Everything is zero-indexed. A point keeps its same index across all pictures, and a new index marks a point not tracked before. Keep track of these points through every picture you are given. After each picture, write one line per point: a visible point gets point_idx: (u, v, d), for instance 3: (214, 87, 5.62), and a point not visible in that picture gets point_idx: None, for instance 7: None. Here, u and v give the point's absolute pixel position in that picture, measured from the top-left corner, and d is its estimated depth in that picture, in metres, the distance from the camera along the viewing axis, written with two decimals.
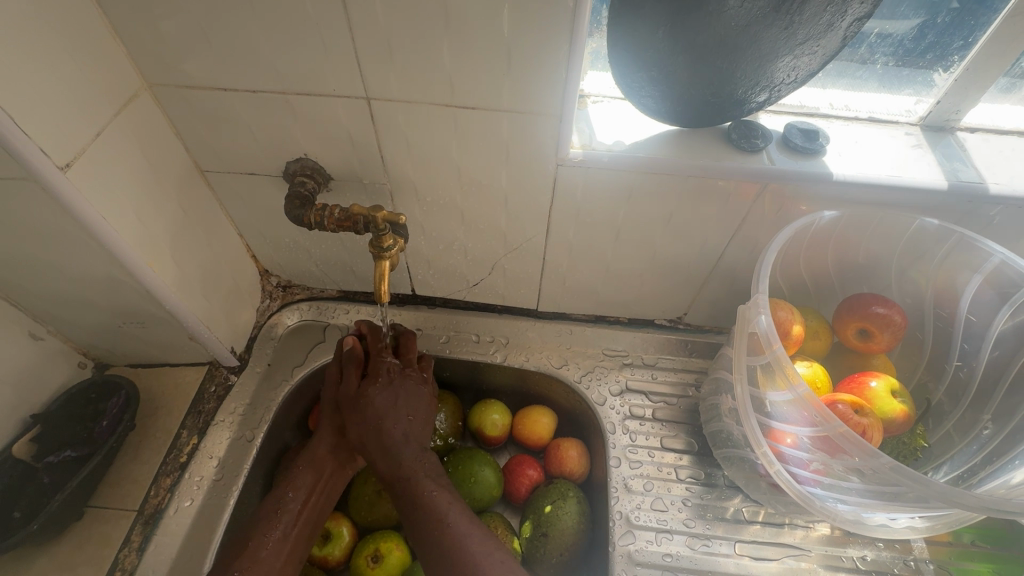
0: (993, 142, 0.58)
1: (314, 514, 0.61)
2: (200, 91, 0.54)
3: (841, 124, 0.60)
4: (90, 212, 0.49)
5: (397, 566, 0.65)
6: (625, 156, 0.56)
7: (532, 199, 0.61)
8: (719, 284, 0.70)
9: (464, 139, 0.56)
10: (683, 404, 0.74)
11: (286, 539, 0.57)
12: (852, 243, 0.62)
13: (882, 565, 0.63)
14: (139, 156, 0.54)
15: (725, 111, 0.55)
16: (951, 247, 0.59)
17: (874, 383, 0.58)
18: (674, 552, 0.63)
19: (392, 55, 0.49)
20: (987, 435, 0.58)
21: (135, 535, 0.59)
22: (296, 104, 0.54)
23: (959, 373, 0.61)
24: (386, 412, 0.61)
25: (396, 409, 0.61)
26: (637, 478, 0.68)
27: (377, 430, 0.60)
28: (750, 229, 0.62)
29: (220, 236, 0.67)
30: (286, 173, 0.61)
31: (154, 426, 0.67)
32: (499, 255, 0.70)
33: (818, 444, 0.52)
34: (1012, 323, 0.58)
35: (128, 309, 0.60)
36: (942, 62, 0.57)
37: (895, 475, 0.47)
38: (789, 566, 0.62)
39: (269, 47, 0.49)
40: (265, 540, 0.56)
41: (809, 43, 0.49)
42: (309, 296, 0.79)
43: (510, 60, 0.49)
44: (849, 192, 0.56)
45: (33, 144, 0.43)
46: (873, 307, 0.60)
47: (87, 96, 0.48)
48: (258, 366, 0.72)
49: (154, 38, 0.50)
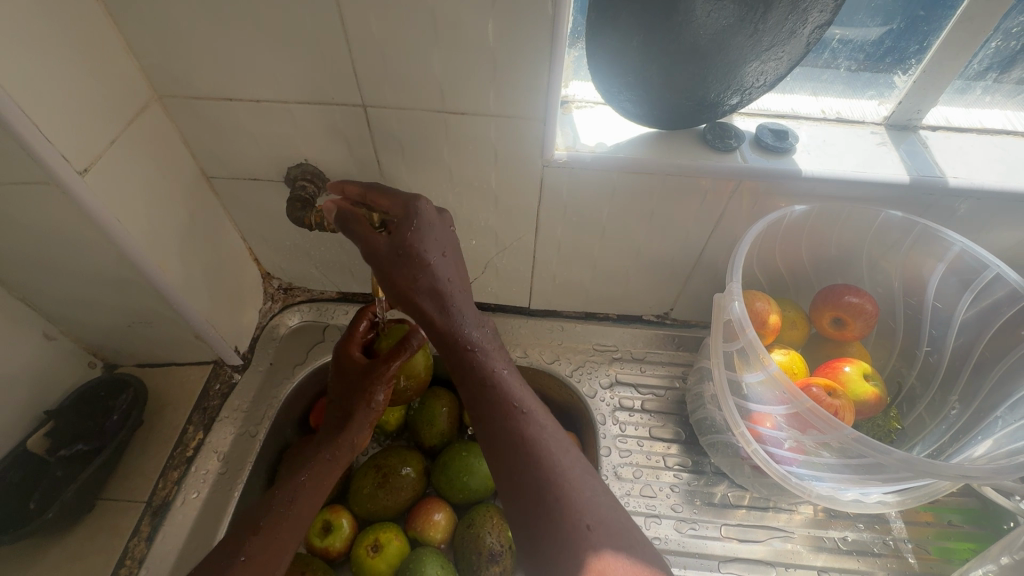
0: (953, 139, 0.62)
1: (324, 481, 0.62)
2: (208, 102, 0.57)
3: (810, 124, 0.64)
4: (106, 215, 0.52)
5: (396, 555, 0.68)
6: (606, 157, 0.59)
7: (519, 200, 0.65)
8: (702, 278, 0.74)
9: (455, 144, 0.59)
10: (671, 395, 0.77)
11: (295, 518, 0.58)
12: (824, 236, 0.65)
13: (862, 545, 0.65)
14: (149, 161, 0.57)
15: (700, 112, 0.59)
16: (916, 237, 0.62)
17: (847, 367, 0.60)
18: (663, 535, 0.65)
19: (387, 66, 0.53)
20: (954, 415, 0.61)
21: (144, 526, 0.62)
22: (298, 113, 0.58)
23: (928, 358, 0.65)
24: (433, 259, 0.54)
25: (440, 250, 0.55)
26: (626, 466, 0.71)
27: (450, 272, 0.55)
28: (728, 224, 0.66)
29: (223, 240, 0.70)
30: (287, 178, 0.64)
31: (161, 422, 0.69)
32: (491, 255, 0.73)
33: (791, 422, 0.54)
34: (972, 309, 0.61)
35: (138, 309, 0.63)
36: (901, 65, 0.61)
37: (860, 447, 0.50)
38: (774, 547, 0.65)
39: (272, 58, 0.53)
40: (277, 525, 0.57)
41: (775, 50, 0.53)
42: (310, 297, 0.82)
43: (496, 69, 0.52)
44: (818, 187, 0.60)
45: (55, 151, 0.46)
46: (846, 296, 0.64)
47: (104, 105, 0.51)
48: (261, 365, 0.76)
49: (166, 52, 0.53)
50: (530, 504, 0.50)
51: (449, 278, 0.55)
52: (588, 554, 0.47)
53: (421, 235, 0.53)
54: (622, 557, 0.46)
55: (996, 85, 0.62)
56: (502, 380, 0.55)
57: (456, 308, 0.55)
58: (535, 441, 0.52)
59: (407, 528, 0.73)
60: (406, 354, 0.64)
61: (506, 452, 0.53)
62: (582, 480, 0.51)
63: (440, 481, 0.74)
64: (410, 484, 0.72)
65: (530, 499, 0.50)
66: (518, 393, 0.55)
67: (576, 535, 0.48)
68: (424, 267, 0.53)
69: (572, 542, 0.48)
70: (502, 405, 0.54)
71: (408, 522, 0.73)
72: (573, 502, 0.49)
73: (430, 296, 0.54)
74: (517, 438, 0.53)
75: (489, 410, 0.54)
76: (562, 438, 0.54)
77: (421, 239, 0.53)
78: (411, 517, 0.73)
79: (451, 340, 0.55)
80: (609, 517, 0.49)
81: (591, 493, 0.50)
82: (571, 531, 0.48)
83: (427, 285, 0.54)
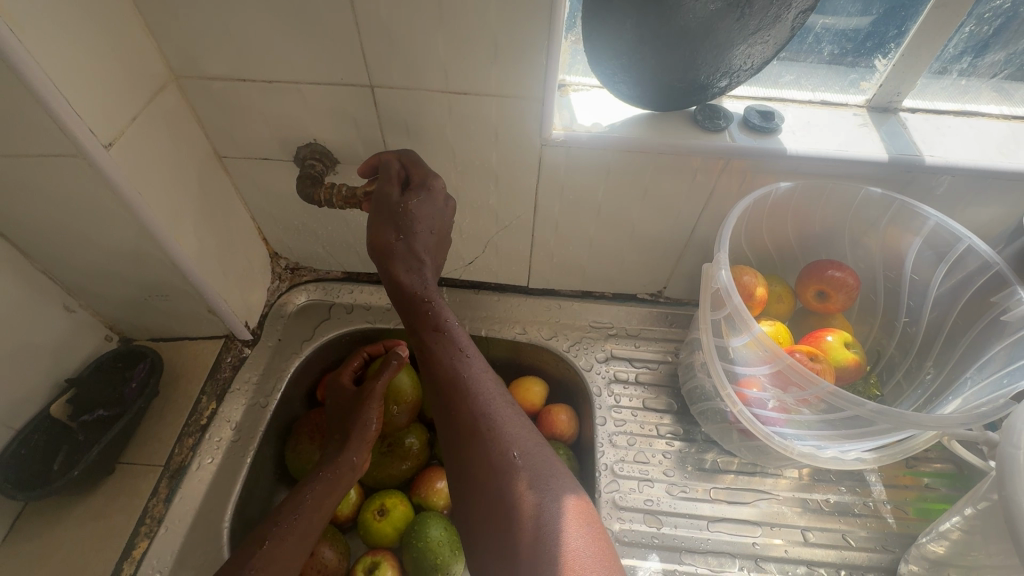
0: (930, 121, 0.65)
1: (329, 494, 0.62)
2: (222, 82, 0.60)
3: (795, 106, 0.67)
4: (129, 188, 0.55)
5: (401, 519, 0.71)
6: (602, 136, 0.62)
7: (519, 178, 0.68)
8: (693, 256, 0.77)
9: (458, 123, 0.62)
10: (664, 369, 0.80)
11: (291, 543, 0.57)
12: (808, 213, 0.68)
13: (844, 507, 0.69)
14: (167, 139, 0.60)
15: (691, 94, 0.62)
16: (894, 213, 0.65)
17: (830, 337, 0.64)
18: (655, 497, 0.69)
19: (394, 48, 0.56)
20: (929, 379, 0.65)
21: (163, 488, 0.65)
22: (308, 93, 0.61)
23: (907, 328, 0.68)
24: (419, 227, 0.60)
25: (431, 220, 0.60)
26: (621, 434, 0.74)
27: (432, 242, 0.61)
28: (718, 202, 0.69)
29: (235, 219, 0.73)
30: (296, 157, 0.67)
31: (176, 392, 0.72)
32: (492, 233, 0.76)
33: (773, 381, 0.58)
34: (948, 281, 0.64)
35: (155, 282, 0.66)
36: (881, 50, 0.64)
37: (835, 400, 0.53)
38: (760, 509, 0.68)
39: (285, 40, 0.56)
40: (272, 548, 0.56)
41: (761, 33, 0.56)
42: (316, 277, 0.85)
43: (497, 51, 0.55)
44: (802, 165, 0.63)
45: (84, 125, 0.49)
46: (830, 270, 0.67)
47: (127, 83, 0.54)
48: (270, 340, 0.79)
49: (183, 34, 0.56)
50: (466, 441, 0.57)
51: (426, 244, 0.61)
52: (511, 478, 0.54)
53: (418, 202, 0.59)
54: (541, 483, 0.54)
55: (972, 68, 0.66)
56: (460, 343, 0.61)
57: (417, 264, 0.61)
58: (474, 384, 0.59)
59: (411, 495, 0.76)
60: (389, 371, 0.68)
61: (450, 403, 0.59)
62: (517, 428, 0.58)
63: None
64: (414, 454, 0.76)
65: (467, 438, 0.57)
66: (464, 340, 0.62)
67: (502, 468, 0.55)
68: (408, 232, 0.59)
69: (497, 473, 0.55)
70: (449, 352, 0.61)
71: (412, 489, 0.76)
72: (501, 437, 0.56)
73: (403, 260, 0.60)
74: (463, 392, 0.59)
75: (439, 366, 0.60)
76: (496, 385, 0.61)
77: (416, 208, 0.59)
78: (415, 485, 0.76)
79: (410, 292, 0.61)
80: (538, 455, 0.56)
81: (521, 431, 0.58)
82: (498, 465, 0.55)
83: (403, 248, 0.60)
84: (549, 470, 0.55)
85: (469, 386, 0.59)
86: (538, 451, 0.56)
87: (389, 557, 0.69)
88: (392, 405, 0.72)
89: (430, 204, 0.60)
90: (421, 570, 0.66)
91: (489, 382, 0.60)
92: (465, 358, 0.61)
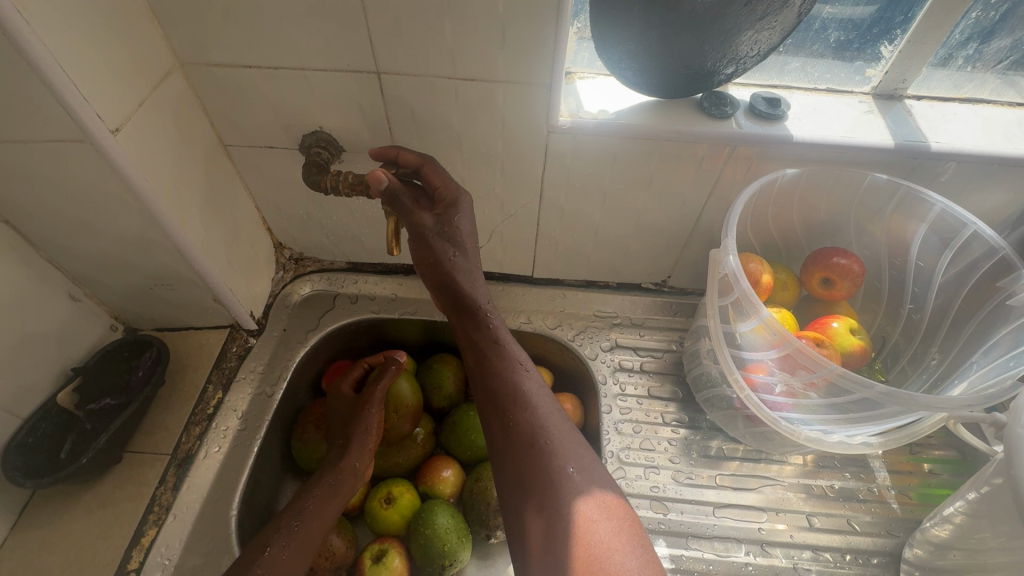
0: (935, 108, 0.65)
1: (332, 498, 0.62)
2: (227, 69, 0.60)
3: (801, 93, 0.67)
4: (135, 174, 0.54)
5: (408, 508, 0.71)
6: (608, 122, 0.62)
7: (525, 166, 0.68)
8: (698, 245, 0.77)
9: (464, 110, 0.62)
10: (668, 358, 0.81)
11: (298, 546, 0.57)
12: (813, 200, 0.69)
13: (848, 492, 0.69)
14: (173, 126, 0.60)
15: (698, 81, 0.62)
16: (900, 200, 0.65)
17: (835, 324, 0.64)
18: (661, 484, 0.69)
19: (401, 33, 0.56)
20: (934, 364, 0.66)
21: (170, 476, 0.65)
22: (314, 80, 0.61)
23: (912, 315, 0.69)
24: (462, 241, 0.63)
25: (469, 234, 0.63)
26: (626, 422, 0.74)
27: (474, 256, 0.65)
28: (723, 190, 0.69)
29: (240, 208, 0.73)
30: (302, 146, 0.67)
31: (182, 381, 0.72)
32: (497, 222, 0.76)
33: (782, 365, 0.58)
34: (952, 267, 0.65)
35: (161, 271, 0.66)
36: (887, 36, 0.64)
37: (844, 383, 0.54)
38: (766, 495, 0.69)
39: (291, 26, 0.56)
40: (279, 548, 0.56)
41: (768, 20, 0.55)
42: (320, 267, 0.85)
43: (505, 36, 0.55)
44: (808, 152, 0.63)
45: (91, 110, 0.49)
46: (835, 258, 0.67)
47: (133, 69, 0.54)
48: (275, 330, 0.79)
49: (189, 20, 0.56)
50: (522, 452, 0.57)
51: (471, 259, 0.64)
52: (567, 489, 0.54)
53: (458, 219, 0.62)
54: (595, 492, 0.54)
55: (978, 55, 0.66)
56: (513, 357, 0.63)
57: (471, 276, 0.64)
58: (532, 399, 0.60)
59: (417, 484, 0.76)
60: (388, 376, 0.68)
61: (503, 416, 0.60)
62: (571, 444, 0.58)
63: (448, 440, 0.78)
64: (419, 443, 0.76)
65: (523, 449, 0.57)
66: (519, 354, 0.64)
67: (561, 479, 0.55)
68: (456, 245, 0.63)
69: (555, 485, 0.55)
70: (505, 363, 0.62)
71: (418, 478, 0.76)
72: (558, 450, 0.57)
73: (457, 274, 0.63)
74: (520, 403, 0.60)
75: (497, 377, 0.62)
76: (552, 401, 0.62)
77: (458, 222, 0.62)
78: (421, 474, 0.76)
79: (467, 305, 0.64)
80: (591, 468, 0.57)
81: (574, 445, 0.58)
82: (557, 476, 0.55)
83: (456, 263, 0.63)
84: (599, 480, 0.56)
85: (525, 399, 0.60)
86: (591, 466, 0.57)
87: (396, 544, 0.69)
88: (394, 412, 0.71)
89: (467, 218, 0.63)
90: (428, 557, 0.66)
91: (544, 397, 0.61)
92: (522, 370, 0.62)
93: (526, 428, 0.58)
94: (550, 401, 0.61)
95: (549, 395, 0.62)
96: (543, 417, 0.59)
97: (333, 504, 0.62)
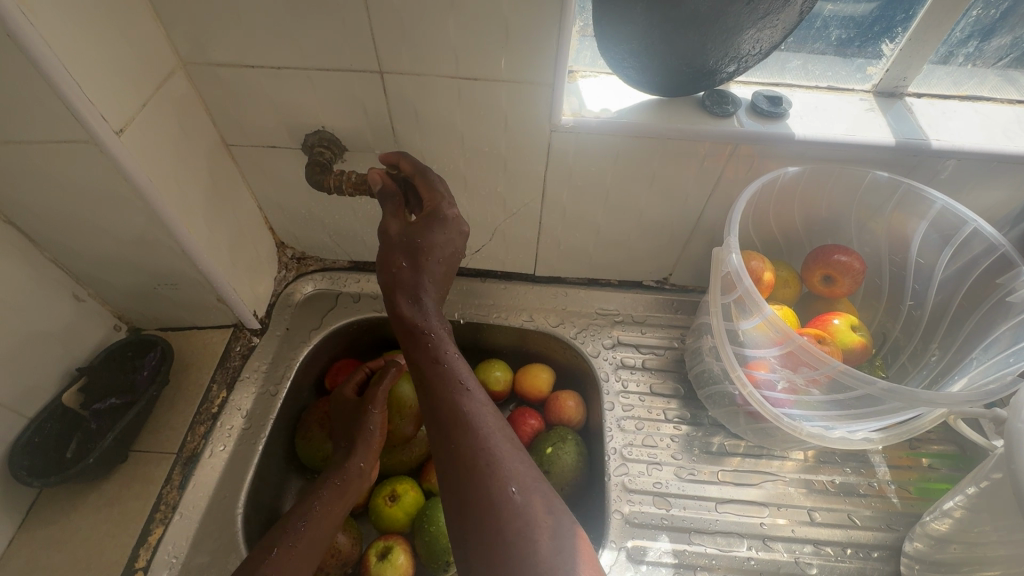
0: (936, 106, 0.66)
1: (338, 500, 0.62)
2: (230, 69, 0.60)
3: (802, 91, 0.68)
4: (139, 174, 0.54)
5: (412, 505, 0.72)
6: (611, 121, 0.62)
7: (528, 165, 0.68)
8: (700, 243, 0.78)
9: (467, 110, 0.62)
10: (670, 355, 0.81)
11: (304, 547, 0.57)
12: (815, 197, 0.69)
13: (849, 487, 0.70)
14: (176, 126, 0.60)
15: (700, 79, 0.62)
16: (900, 197, 0.66)
17: (836, 320, 0.65)
18: (664, 480, 0.70)
19: (404, 33, 0.56)
20: (934, 361, 0.66)
21: (176, 475, 0.65)
22: (317, 80, 0.61)
23: (912, 312, 0.69)
24: (427, 249, 0.58)
25: (445, 244, 0.59)
26: (629, 419, 0.75)
27: (439, 265, 0.59)
28: (725, 188, 0.69)
29: (243, 207, 0.73)
30: (305, 145, 0.67)
31: (187, 380, 0.73)
32: (500, 221, 0.76)
33: (784, 362, 0.59)
34: (952, 264, 0.65)
35: (165, 270, 0.66)
36: (888, 34, 0.65)
37: (846, 380, 0.54)
38: (767, 490, 0.69)
39: (294, 26, 0.56)
40: (286, 550, 0.56)
41: (770, 18, 0.56)
42: (323, 266, 0.85)
43: (508, 36, 0.55)
44: (810, 150, 0.63)
45: (96, 111, 0.49)
46: (836, 255, 0.67)
47: (137, 70, 0.54)
48: (278, 329, 0.79)
49: (192, 21, 0.56)
50: (462, 478, 0.51)
51: (435, 267, 0.59)
52: (509, 520, 0.48)
53: (424, 229, 0.58)
54: (545, 525, 0.48)
55: (978, 53, 0.66)
56: (461, 376, 0.56)
57: (421, 287, 0.58)
58: (474, 421, 0.53)
59: (422, 481, 0.76)
60: (389, 378, 0.68)
61: (444, 439, 0.53)
62: (519, 471, 0.51)
63: None
64: (423, 441, 0.76)
65: (463, 475, 0.51)
66: (465, 373, 0.57)
67: (503, 510, 0.48)
68: (412, 251, 0.58)
69: (499, 514, 0.48)
70: (448, 383, 0.55)
71: (422, 476, 0.77)
72: (501, 477, 0.50)
73: (409, 283, 0.58)
74: (462, 424, 0.53)
75: (439, 397, 0.55)
76: (501, 423, 0.55)
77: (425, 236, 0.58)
78: (425, 471, 0.76)
79: (410, 321, 0.58)
80: (537, 501, 0.49)
81: (522, 467, 0.52)
82: (501, 507, 0.49)
83: (405, 270, 0.58)
84: (552, 512, 0.49)
85: (468, 420, 0.53)
86: (539, 494, 0.50)
87: (401, 541, 0.70)
88: (397, 415, 0.71)
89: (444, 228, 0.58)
90: (433, 553, 0.67)
91: (492, 420, 0.54)
92: (467, 391, 0.55)
93: (467, 450, 0.52)
94: (499, 422, 0.55)
95: (499, 416, 0.55)
96: (489, 440, 0.53)
97: (338, 508, 0.62)
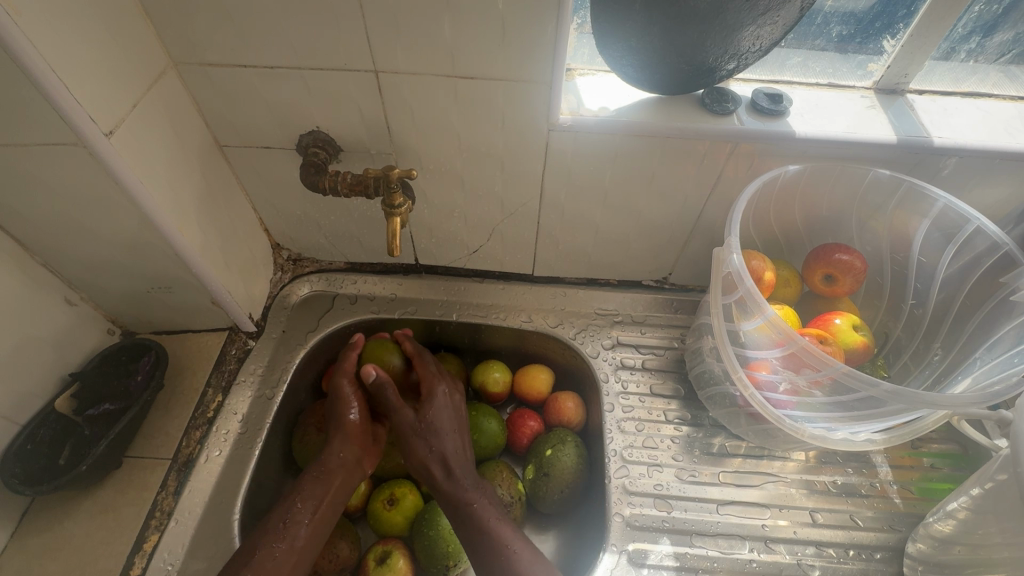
0: (938, 103, 0.65)
1: (321, 498, 0.63)
2: (222, 68, 0.59)
3: (803, 89, 0.67)
4: (129, 176, 0.53)
5: (412, 509, 0.71)
6: (610, 120, 0.61)
7: (525, 164, 0.67)
8: (699, 242, 0.77)
9: (464, 109, 0.61)
10: (670, 355, 0.80)
11: (293, 549, 0.59)
12: (815, 195, 0.68)
13: (851, 488, 0.70)
14: (167, 127, 0.59)
15: (699, 77, 0.61)
16: (902, 195, 0.65)
17: (838, 320, 0.64)
18: (665, 482, 0.69)
19: (399, 31, 0.55)
20: (937, 360, 0.66)
21: (171, 481, 0.65)
22: (311, 79, 0.60)
23: (914, 311, 0.69)
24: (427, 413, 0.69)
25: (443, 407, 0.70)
26: (629, 420, 0.74)
27: (440, 413, 0.69)
28: (725, 186, 0.68)
29: (237, 209, 0.72)
30: (299, 145, 0.66)
31: (181, 385, 0.72)
32: (498, 221, 0.76)
33: (786, 363, 0.58)
34: (954, 263, 0.65)
35: (158, 274, 0.65)
36: (889, 30, 0.64)
37: (848, 382, 0.53)
38: (768, 491, 0.69)
39: (287, 25, 0.55)
40: (272, 550, 0.58)
41: (770, 15, 0.55)
42: (319, 268, 0.84)
43: (504, 34, 0.54)
44: (811, 148, 0.62)
45: (85, 112, 0.48)
46: (838, 254, 0.67)
47: (126, 70, 0.53)
48: (274, 332, 0.78)
49: (182, 20, 0.55)
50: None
51: (440, 408, 0.69)
52: None
53: (430, 409, 0.69)
54: None
55: (980, 48, 0.65)
56: (474, 499, 0.64)
57: (440, 457, 0.67)
58: (491, 527, 0.62)
59: (421, 484, 0.76)
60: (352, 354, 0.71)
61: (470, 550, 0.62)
62: (533, 567, 0.59)
63: None
64: None
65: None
66: (479, 492, 0.65)
67: None
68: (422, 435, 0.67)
69: None
70: (466, 504, 0.64)
71: (421, 479, 0.76)
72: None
73: (423, 445, 0.67)
74: (479, 530, 0.62)
75: (458, 516, 0.64)
76: (520, 533, 0.62)
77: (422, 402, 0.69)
78: None
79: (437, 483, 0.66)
80: None
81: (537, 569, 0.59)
82: None
83: (421, 442, 0.68)
84: None
85: (485, 533, 0.61)
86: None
87: (400, 545, 0.69)
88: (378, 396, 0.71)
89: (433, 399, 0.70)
90: (432, 557, 0.66)
91: (506, 524, 0.63)
92: (481, 512, 0.63)
93: (484, 556, 0.60)
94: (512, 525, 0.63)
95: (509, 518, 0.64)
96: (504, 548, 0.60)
97: (324, 506, 0.63)
